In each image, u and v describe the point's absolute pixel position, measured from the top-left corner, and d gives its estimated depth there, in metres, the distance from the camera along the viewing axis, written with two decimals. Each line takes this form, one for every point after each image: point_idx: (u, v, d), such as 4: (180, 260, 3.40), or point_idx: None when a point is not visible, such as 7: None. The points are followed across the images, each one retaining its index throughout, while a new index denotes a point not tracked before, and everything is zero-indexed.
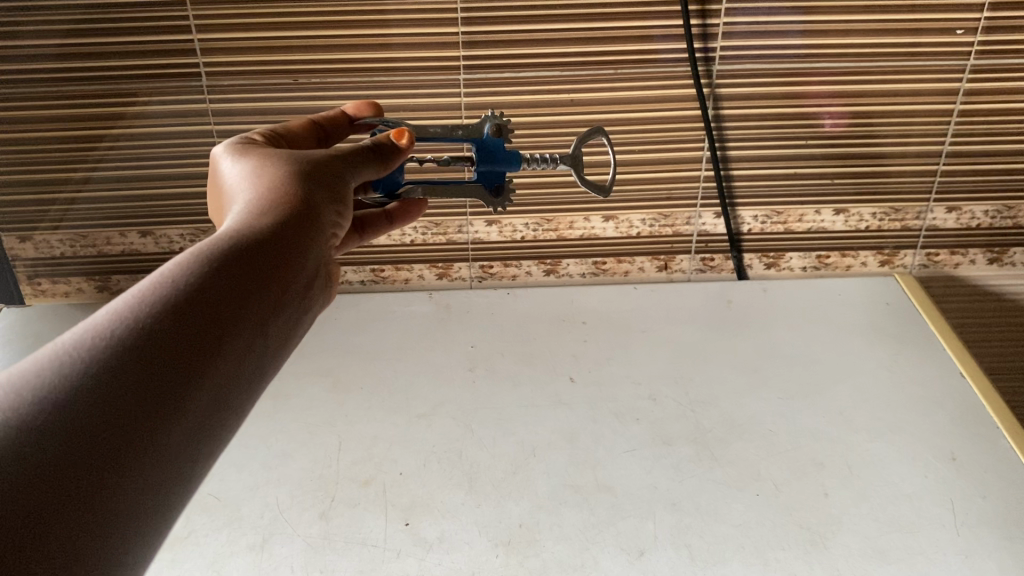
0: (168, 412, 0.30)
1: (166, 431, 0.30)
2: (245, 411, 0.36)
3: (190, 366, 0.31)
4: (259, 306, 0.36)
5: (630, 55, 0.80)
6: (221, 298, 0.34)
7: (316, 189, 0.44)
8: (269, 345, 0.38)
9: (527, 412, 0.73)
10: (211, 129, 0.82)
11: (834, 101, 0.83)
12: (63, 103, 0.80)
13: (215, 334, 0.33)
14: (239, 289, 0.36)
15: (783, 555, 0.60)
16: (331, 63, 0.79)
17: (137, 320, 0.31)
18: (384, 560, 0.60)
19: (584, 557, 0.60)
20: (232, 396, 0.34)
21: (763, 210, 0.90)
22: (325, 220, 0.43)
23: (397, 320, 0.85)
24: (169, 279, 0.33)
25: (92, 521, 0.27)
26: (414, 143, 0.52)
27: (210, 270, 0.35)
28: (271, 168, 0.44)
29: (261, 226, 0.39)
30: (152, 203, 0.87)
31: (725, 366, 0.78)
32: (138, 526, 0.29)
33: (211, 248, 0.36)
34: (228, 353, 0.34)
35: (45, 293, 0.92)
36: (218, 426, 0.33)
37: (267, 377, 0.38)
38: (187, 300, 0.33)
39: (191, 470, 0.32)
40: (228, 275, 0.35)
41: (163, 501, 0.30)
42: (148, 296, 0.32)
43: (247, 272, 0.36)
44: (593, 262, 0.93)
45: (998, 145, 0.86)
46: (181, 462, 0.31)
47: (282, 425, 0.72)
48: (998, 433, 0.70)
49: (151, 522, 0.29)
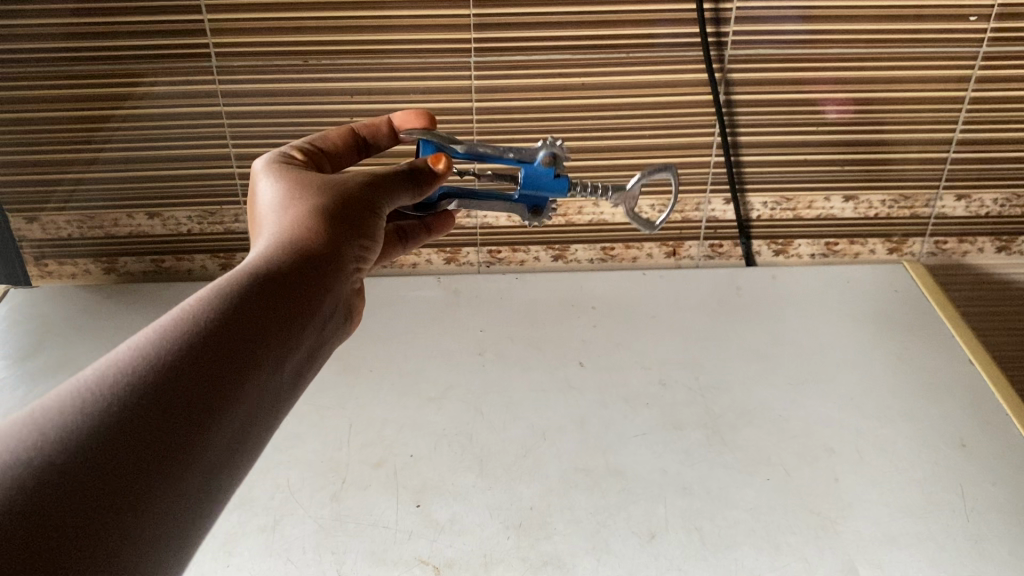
0: (190, 445, 0.31)
1: (184, 465, 0.31)
2: (265, 439, 0.37)
3: (209, 400, 0.32)
4: (277, 338, 0.37)
5: (642, 39, 0.80)
6: (239, 331, 0.35)
7: (338, 221, 0.45)
8: (285, 378, 0.38)
9: (537, 397, 0.73)
10: (220, 110, 0.82)
11: (845, 87, 0.83)
12: (70, 83, 0.79)
13: (233, 369, 0.34)
14: (258, 322, 0.36)
15: (794, 540, 0.60)
16: (341, 45, 0.79)
17: (158, 357, 0.32)
18: (396, 541, 0.60)
19: (596, 539, 0.61)
20: (248, 429, 0.35)
21: (773, 196, 0.90)
22: (345, 252, 0.44)
23: (406, 304, 0.85)
24: (189, 314, 0.34)
25: (111, 549, 0.28)
26: (447, 166, 0.51)
27: (229, 305, 0.36)
28: (300, 199, 0.46)
29: (278, 261, 0.40)
30: (159, 185, 0.87)
31: (735, 352, 0.78)
32: (156, 555, 0.29)
33: (232, 281, 0.37)
34: (245, 386, 0.35)
35: (52, 274, 0.92)
36: (234, 459, 0.34)
37: (288, 404, 0.39)
38: (206, 334, 0.34)
39: (207, 501, 0.32)
40: (246, 309, 0.36)
41: (179, 533, 0.31)
42: (170, 331, 0.33)
43: (265, 306, 0.37)
44: (601, 248, 0.93)
45: (1008, 133, 0.86)
46: (198, 493, 0.32)
47: (293, 407, 0.72)
48: (1007, 419, 0.70)
49: (168, 553, 0.30)
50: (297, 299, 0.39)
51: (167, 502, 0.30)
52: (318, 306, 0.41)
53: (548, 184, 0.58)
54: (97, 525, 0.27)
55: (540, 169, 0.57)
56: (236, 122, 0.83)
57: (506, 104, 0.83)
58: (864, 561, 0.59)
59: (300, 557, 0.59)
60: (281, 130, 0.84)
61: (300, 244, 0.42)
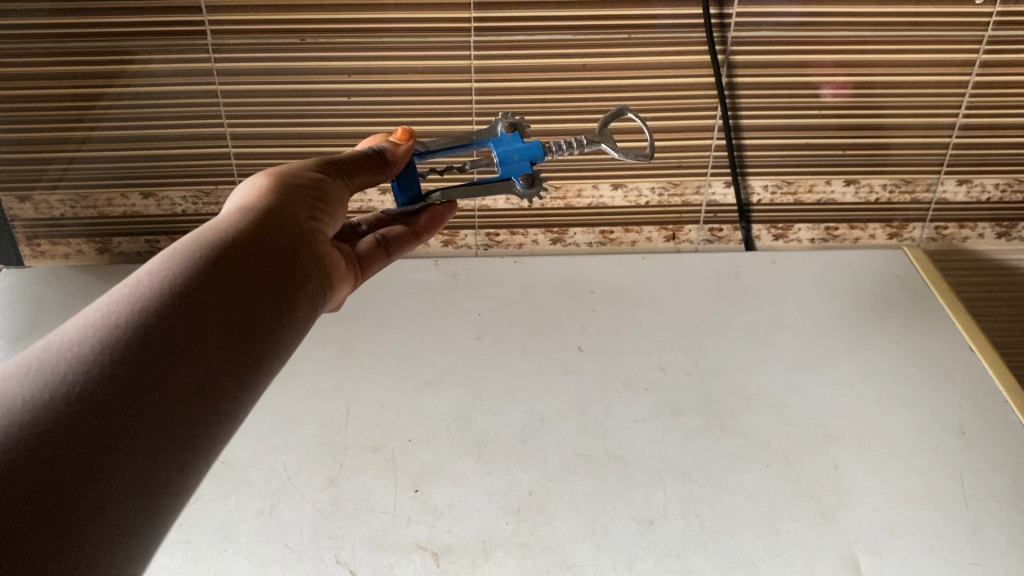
0: (155, 405, 0.30)
1: (151, 426, 0.30)
2: (250, 403, 0.36)
3: (172, 362, 0.32)
4: (245, 300, 0.37)
5: (644, 19, 0.79)
6: (201, 296, 0.35)
7: (292, 194, 0.46)
8: (270, 339, 0.37)
9: (535, 381, 0.73)
10: (216, 89, 0.81)
11: (849, 70, 0.82)
12: (63, 61, 0.78)
13: (197, 330, 0.33)
14: (220, 288, 0.36)
15: (793, 526, 0.60)
16: (339, 23, 0.78)
17: (116, 324, 0.31)
18: (394, 527, 0.60)
19: (595, 525, 0.60)
20: (226, 388, 0.34)
21: (773, 179, 0.89)
22: (302, 220, 0.45)
23: (403, 288, 0.84)
24: (146, 284, 0.34)
25: (77, 512, 0.26)
26: (413, 134, 0.56)
27: (189, 273, 0.35)
28: (253, 184, 0.47)
29: (237, 228, 0.40)
30: (154, 165, 0.86)
31: (734, 337, 0.78)
32: (132, 518, 0.28)
33: (193, 249, 0.37)
34: (215, 346, 0.34)
35: (45, 254, 0.91)
36: (215, 421, 0.33)
37: (274, 368, 0.38)
38: (166, 300, 0.33)
39: (189, 464, 0.31)
40: (206, 274, 0.36)
41: (159, 497, 0.30)
42: (127, 300, 0.33)
43: (226, 272, 0.37)
44: (600, 231, 0.92)
45: (1011, 118, 0.86)
46: (175, 454, 0.31)
47: (291, 389, 0.72)
48: (1007, 406, 0.70)
49: (146, 517, 0.29)
50: (261, 264, 0.39)
51: (136, 464, 0.29)
52: (287, 271, 0.40)
53: (522, 148, 0.59)
54: (66, 492, 0.26)
55: (507, 139, 0.59)
56: (231, 101, 0.82)
57: (506, 85, 0.82)
58: (864, 549, 0.59)
59: (297, 543, 0.59)
60: (277, 110, 0.83)
61: (261, 215, 0.42)
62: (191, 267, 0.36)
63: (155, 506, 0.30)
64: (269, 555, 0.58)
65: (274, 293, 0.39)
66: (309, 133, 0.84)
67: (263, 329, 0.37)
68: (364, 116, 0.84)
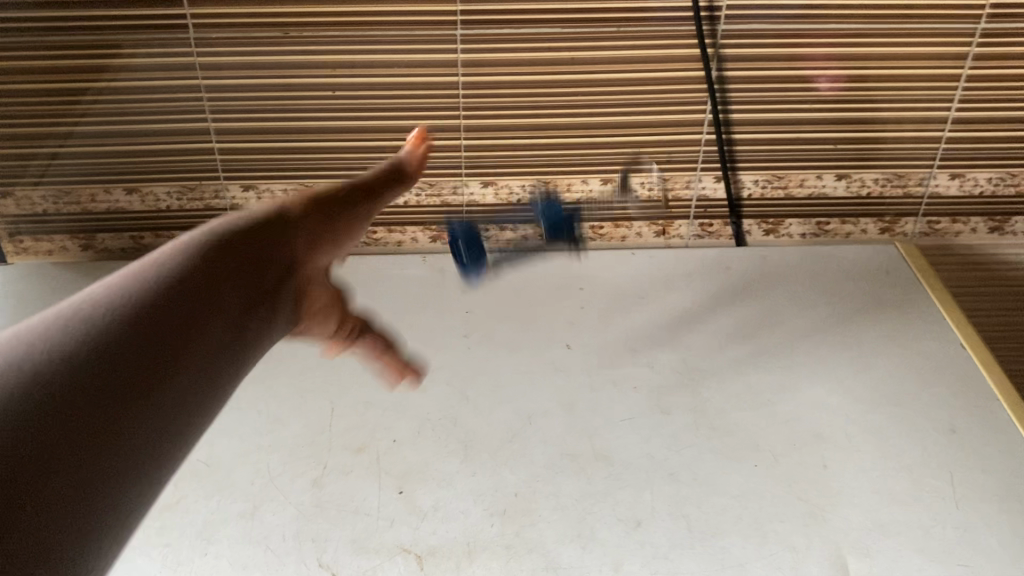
0: (175, 367, 0.29)
1: (167, 389, 0.28)
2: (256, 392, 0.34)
3: (194, 327, 0.30)
4: (260, 280, 0.36)
5: (633, 12, 0.78)
6: (222, 265, 0.34)
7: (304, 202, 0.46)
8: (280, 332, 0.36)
9: (523, 379, 0.72)
10: (199, 84, 0.80)
11: (840, 63, 0.81)
12: (44, 54, 0.77)
13: (217, 297, 0.32)
14: (239, 262, 0.35)
15: (781, 527, 0.60)
16: (323, 16, 0.77)
17: (135, 287, 0.30)
18: (378, 529, 0.59)
19: (581, 527, 0.60)
20: (236, 364, 0.33)
21: (764, 174, 0.88)
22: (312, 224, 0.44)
23: (390, 284, 0.83)
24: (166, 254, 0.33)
25: (86, 467, 0.25)
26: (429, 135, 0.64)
27: (212, 245, 0.34)
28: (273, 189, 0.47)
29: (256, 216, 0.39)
30: (138, 160, 0.84)
31: (724, 334, 0.77)
32: (136, 485, 0.27)
33: (214, 227, 0.36)
34: (231, 318, 0.33)
35: (27, 251, 0.89)
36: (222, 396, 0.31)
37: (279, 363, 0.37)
38: (189, 266, 0.32)
39: (194, 438, 0.30)
40: (228, 249, 0.35)
41: (165, 467, 0.28)
42: (144, 268, 0.32)
43: (246, 248, 0.36)
44: (590, 227, 0.91)
45: (1005, 111, 0.85)
46: (185, 423, 0.29)
47: (274, 388, 0.71)
48: (998, 405, 0.70)
49: (149, 488, 0.27)
50: (276, 251, 0.38)
51: (149, 426, 0.27)
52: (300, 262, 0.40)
53: None
54: (79, 445, 0.25)
55: None
56: (215, 96, 0.80)
57: (493, 79, 0.81)
58: (852, 549, 0.58)
59: (280, 546, 0.58)
60: (261, 105, 0.81)
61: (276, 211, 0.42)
62: (212, 239, 0.35)
63: (160, 478, 0.28)
64: (251, 559, 0.57)
65: (286, 282, 0.38)
66: (294, 129, 0.83)
67: (275, 323, 0.36)
68: (349, 111, 0.82)
